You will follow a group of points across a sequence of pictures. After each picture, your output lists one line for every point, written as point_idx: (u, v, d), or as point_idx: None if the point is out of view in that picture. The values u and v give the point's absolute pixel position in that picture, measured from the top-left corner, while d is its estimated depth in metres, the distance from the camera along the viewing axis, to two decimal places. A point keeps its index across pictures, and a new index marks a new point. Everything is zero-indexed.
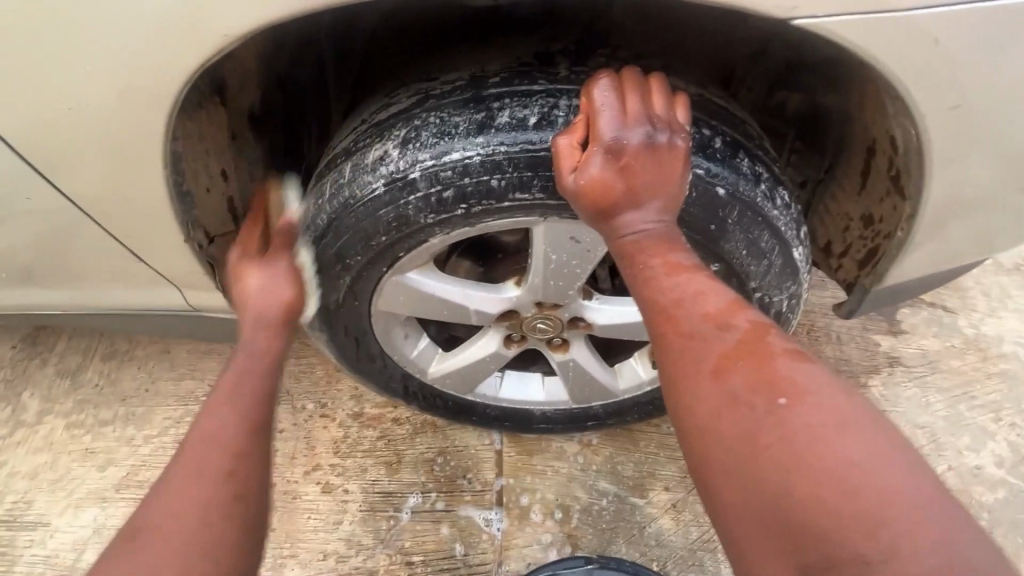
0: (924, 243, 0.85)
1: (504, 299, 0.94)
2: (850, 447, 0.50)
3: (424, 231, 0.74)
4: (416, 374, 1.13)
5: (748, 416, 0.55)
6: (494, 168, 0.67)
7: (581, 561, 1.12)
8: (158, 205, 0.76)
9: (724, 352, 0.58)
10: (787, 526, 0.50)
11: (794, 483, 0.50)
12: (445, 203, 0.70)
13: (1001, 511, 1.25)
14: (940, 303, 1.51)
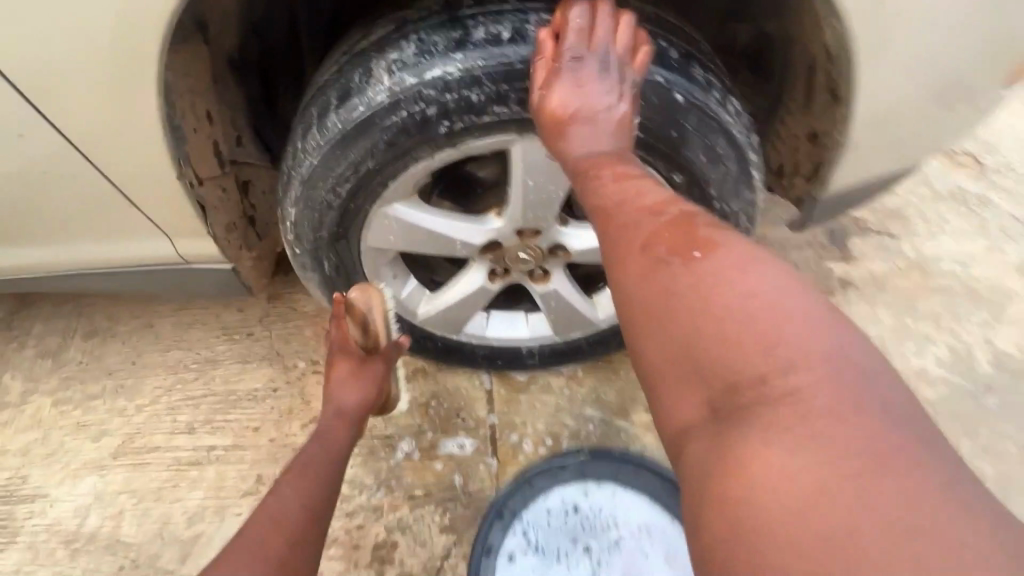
0: (858, 149, 0.94)
1: (487, 230, 1.00)
2: (760, 291, 0.55)
3: (411, 152, 0.79)
4: (406, 316, 1.19)
5: (696, 304, 0.57)
6: (472, 83, 0.73)
7: (573, 457, 1.26)
8: (151, 143, 0.80)
9: (657, 229, 0.63)
10: (700, 368, 0.56)
11: (731, 356, 0.54)
12: (427, 122, 0.75)
13: (935, 406, 1.35)
14: (885, 229, 1.64)
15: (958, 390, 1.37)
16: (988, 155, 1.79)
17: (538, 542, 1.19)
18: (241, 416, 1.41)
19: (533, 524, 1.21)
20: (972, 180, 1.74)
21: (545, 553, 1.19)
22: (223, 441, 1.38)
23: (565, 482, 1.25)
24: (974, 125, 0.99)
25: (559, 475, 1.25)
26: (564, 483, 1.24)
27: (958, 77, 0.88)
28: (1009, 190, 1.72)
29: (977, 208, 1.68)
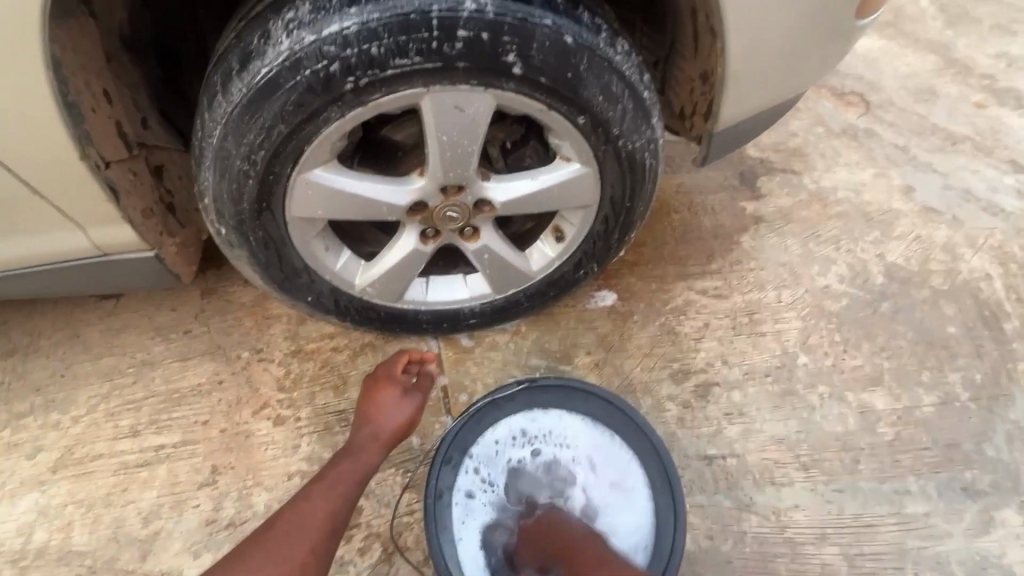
0: (740, 84, 1.04)
1: (411, 190, 1.03)
2: None
3: (322, 111, 0.83)
4: (344, 288, 1.21)
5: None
6: (371, 36, 0.78)
7: (514, 386, 1.27)
8: (48, 121, 0.78)
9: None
10: None
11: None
12: (333, 79, 0.80)
13: (842, 316, 1.48)
14: (788, 168, 1.78)
15: (860, 300, 1.51)
16: (871, 93, 1.97)
17: (495, 473, 1.23)
18: (188, 413, 1.39)
19: (488, 457, 1.24)
20: (858, 117, 1.91)
21: (502, 481, 1.22)
22: (171, 439, 1.35)
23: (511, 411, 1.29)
24: (837, 54, 1.11)
25: (502, 407, 1.27)
26: (510, 412, 1.27)
27: (814, 10, 0.98)
28: (891, 123, 1.90)
29: (865, 140, 1.86)
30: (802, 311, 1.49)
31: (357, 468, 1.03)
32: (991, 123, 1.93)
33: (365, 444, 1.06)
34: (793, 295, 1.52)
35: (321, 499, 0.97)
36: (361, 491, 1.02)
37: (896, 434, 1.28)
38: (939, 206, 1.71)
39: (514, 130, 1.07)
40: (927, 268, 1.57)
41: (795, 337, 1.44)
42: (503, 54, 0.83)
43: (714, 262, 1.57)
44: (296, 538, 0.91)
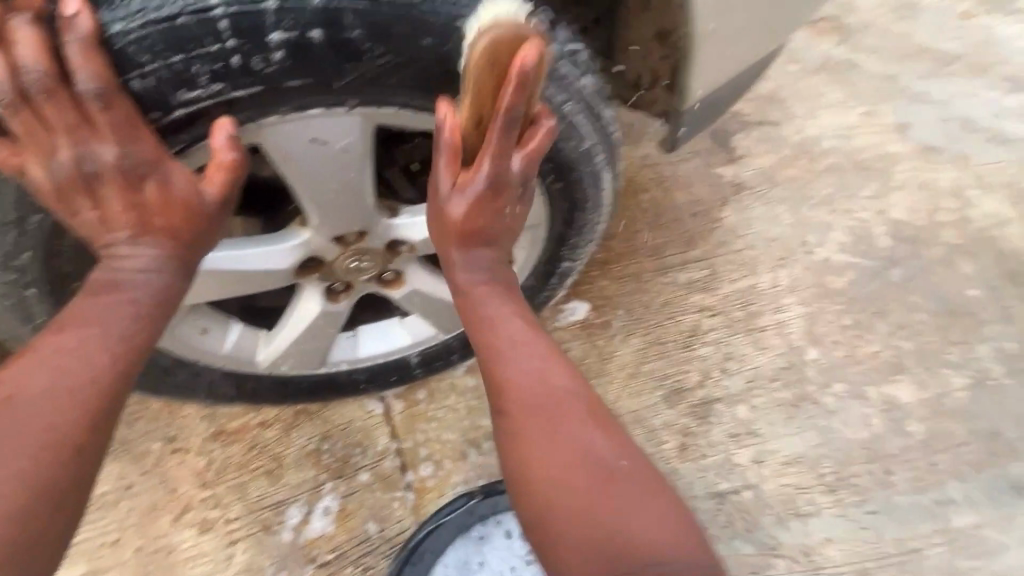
0: (709, 42, 0.79)
1: (292, 248, 0.77)
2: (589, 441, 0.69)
3: (84, 190, 0.58)
4: (243, 369, 0.95)
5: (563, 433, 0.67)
6: (132, 64, 0.54)
7: (464, 499, 1.09)
8: None
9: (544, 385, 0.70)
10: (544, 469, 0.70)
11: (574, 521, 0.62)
12: (83, 144, 0.55)
13: (848, 293, 1.27)
14: (766, 118, 1.52)
15: (867, 270, 1.30)
16: (846, 16, 1.70)
17: None
18: (91, 532, 1.13)
19: None
20: (836, 46, 1.65)
21: None
22: (76, 570, 1.10)
23: (458, 536, 1.08)
24: None
25: (450, 527, 1.07)
26: (456, 533, 1.07)
27: None
28: (873, 49, 1.65)
29: (847, 74, 1.60)
30: (804, 295, 1.28)
31: (47, 395, 0.55)
32: (982, 34, 1.69)
33: (71, 352, 0.57)
34: (790, 275, 1.30)
35: (15, 428, 0.53)
36: (93, 413, 0.56)
37: (928, 430, 1.11)
38: (938, 143, 1.49)
39: (419, 144, 0.81)
40: (936, 221, 1.36)
41: (799, 329, 1.23)
42: (346, 59, 0.58)
43: (696, 247, 1.34)
44: None
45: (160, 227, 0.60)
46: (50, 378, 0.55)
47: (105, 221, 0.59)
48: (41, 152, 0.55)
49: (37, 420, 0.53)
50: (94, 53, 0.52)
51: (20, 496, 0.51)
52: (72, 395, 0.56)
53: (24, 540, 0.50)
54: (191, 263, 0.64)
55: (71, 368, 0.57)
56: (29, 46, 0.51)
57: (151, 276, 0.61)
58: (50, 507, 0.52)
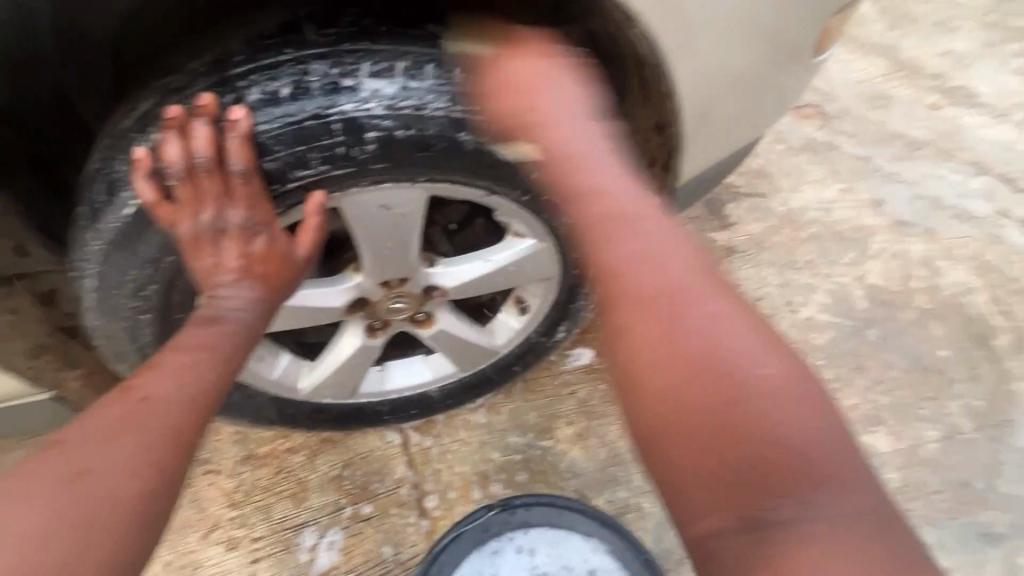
0: (697, 137, 0.95)
1: (346, 289, 0.92)
2: (757, 380, 0.55)
3: (215, 244, 0.75)
4: (287, 395, 1.07)
5: (687, 332, 0.57)
6: (264, 151, 0.71)
7: (484, 511, 1.10)
8: None
9: (663, 280, 0.59)
10: (722, 431, 0.54)
11: (756, 443, 0.53)
12: (220, 209, 0.73)
13: (829, 349, 1.40)
14: (755, 191, 1.70)
15: (846, 329, 1.44)
16: (827, 104, 1.92)
17: None
18: None
19: None
20: (818, 130, 1.86)
21: None
22: None
23: (471, 545, 1.10)
24: (799, 85, 1.01)
25: (466, 537, 1.09)
26: (472, 542, 1.09)
27: (774, 48, 0.89)
28: (851, 133, 1.86)
29: (828, 154, 1.80)
30: (788, 349, 1.40)
31: (173, 400, 0.68)
32: (948, 124, 1.90)
33: (189, 366, 0.71)
34: (776, 331, 1.44)
35: (150, 423, 0.65)
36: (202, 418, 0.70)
37: (904, 478, 1.22)
38: (910, 218, 1.66)
39: (457, 208, 0.97)
40: (909, 287, 1.51)
41: None
42: (419, 149, 0.75)
43: None
44: (96, 483, 0.59)
45: (259, 273, 0.78)
46: (175, 387, 0.69)
47: (215, 268, 0.76)
48: (188, 212, 0.73)
49: (167, 418, 0.66)
50: (245, 144, 0.70)
51: (155, 482, 0.62)
52: (190, 402, 0.69)
53: (155, 519, 0.61)
54: (274, 305, 0.81)
55: (189, 381, 0.70)
56: (204, 142, 0.70)
57: (241, 314, 0.77)
58: (169, 495, 0.64)
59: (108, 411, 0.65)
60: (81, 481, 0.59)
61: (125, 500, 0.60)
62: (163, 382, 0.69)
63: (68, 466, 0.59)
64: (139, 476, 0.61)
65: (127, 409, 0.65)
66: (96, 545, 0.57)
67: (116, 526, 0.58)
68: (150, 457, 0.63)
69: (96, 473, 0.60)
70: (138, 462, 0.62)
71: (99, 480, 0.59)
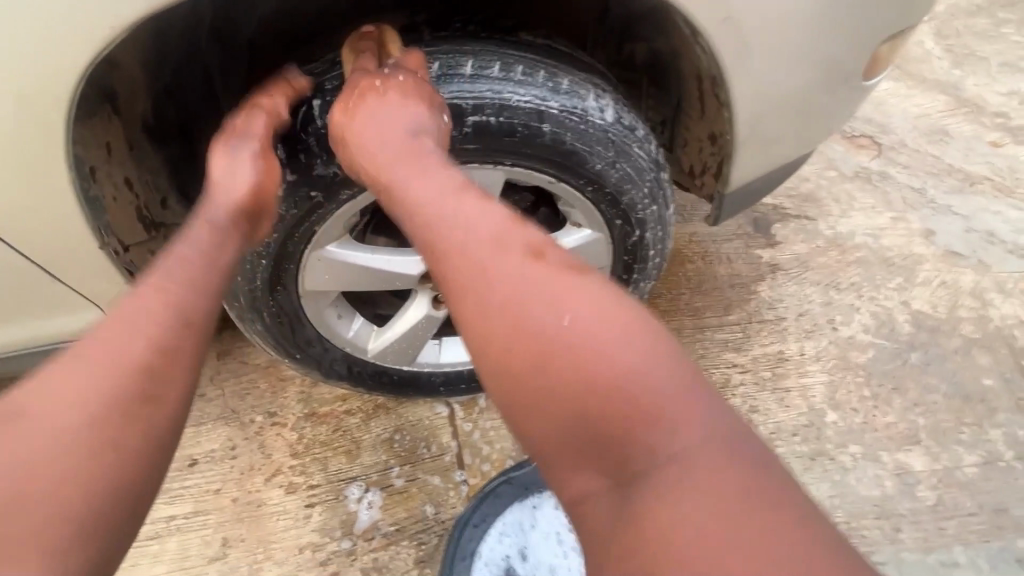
0: (749, 147, 1.04)
1: (422, 259, 1.04)
2: (620, 354, 0.60)
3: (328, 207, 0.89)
4: (356, 354, 1.19)
5: (535, 335, 0.63)
6: None
7: (535, 461, 1.30)
8: (79, 239, 0.82)
9: (513, 283, 0.65)
10: (580, 413, 0.60)
11: (616, 420, 0.58)
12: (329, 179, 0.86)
13: (870, 367, 1.43)
14: (803, 213, 1.74)
15: (887, 350, 1.46)
16: (882, 135, 1.94)
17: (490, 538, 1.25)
18: (200, 480, 1.34)
19: (490, 522, 1.26)
20: (871, 160, 1.89)
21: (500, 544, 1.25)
22: (183, 509, 1.30)
23: (520, 489, 1.30)
24: (850, 107, 1.09)
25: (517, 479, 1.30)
26: (522, 485, 1.29)
27: (829, 70, 0.98)
28: (905, 165, 1.88)
29: (880, 183, 1.83)
30: (824, 365, 1.43)
31: (154, 310, 0.64)
32: (1009, 162, 1.90)
33: (181, 276, 0.69)
34: (817, 346, 1.47)
35: (132, 335, 0.62)
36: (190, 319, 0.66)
37: (938, 498, 1.25)
38: (961, 250, 1.67)
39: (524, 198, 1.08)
40: (956, 316, 1.52)
41: (820, 392, 1.39)
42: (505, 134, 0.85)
43: (733, 313, 1.54)
44: (89, 394, 0.59)
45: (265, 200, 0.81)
46: (161, 299, 0.66)
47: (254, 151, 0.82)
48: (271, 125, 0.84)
49: (153, 332, 0.63)
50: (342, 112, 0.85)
51: (147, 387, 0.61)
52: (177, 310, 0.66)
53: (157, 423, 0.60)
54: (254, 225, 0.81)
55: (176, 297, 0.67)
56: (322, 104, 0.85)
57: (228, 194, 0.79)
58: (169, 398, 0.62)
59: (103, 327, 0.64)
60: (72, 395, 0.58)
61: (124, 408, 0.59)
62: (146, 291, 0.66)
63: (63, 385, 0.59)
64: (131, 385, 0.60)
65: (116, 324, 0.63)
66: (95, 456, 0.56)
67: (123, 446, 0.58)
68: (138, 364, 0.61)
69: (88, 386, 0.59)
70: (127, 380, 0.60)
71: (89, 391, 0.59)
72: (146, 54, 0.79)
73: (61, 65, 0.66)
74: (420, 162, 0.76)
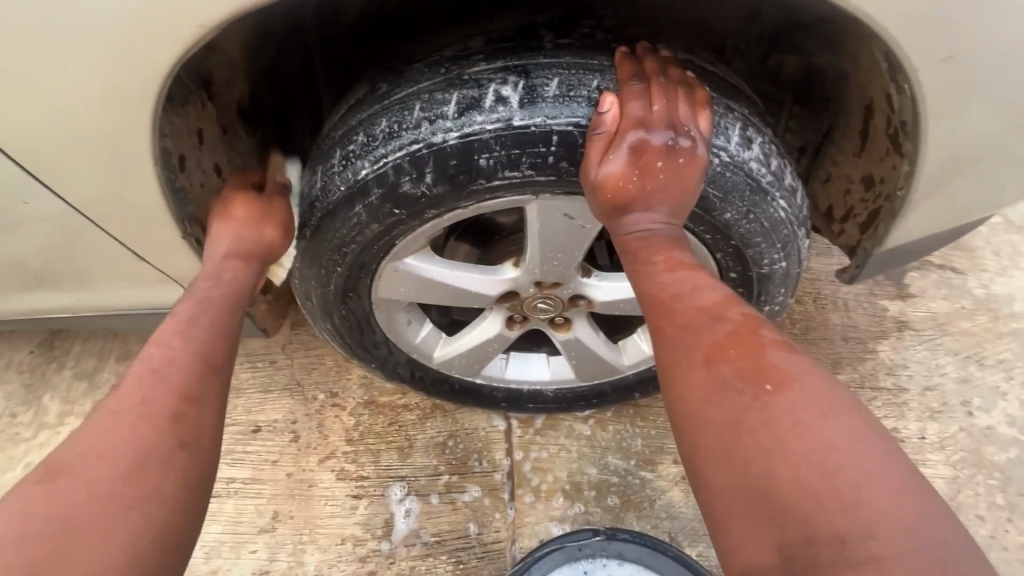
0: (922, 205, 0.84)
1: (503, 280, 0.95)
2: (832, 434, 0.50)
3: (409, 225, 0.80)
4: (421, 360, 1.13)
5: (738, 401, 0.55)
6: (482, 147, 0.70)
7: (589, 533, 1.10)
8: (162, 224, 0.81)
9: (718, 340, 0.59)
10: (768, 503, 0.49)
11: (828, 520, 0.46)
12: (411, 197, 0.75)
13: (1005, 470, 1.22)
14: (950, 264, 1.46)
15: None
16: None
17: None
18: (260, 448, 1.37)
19: None
20: None
21: None
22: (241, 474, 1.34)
23: (571, 562, 1.09)
24: None
25: (567, 552, 1.09)
26: (572, 557, 1.09)
27: None
28: None
29: None
30: (954, 458, 1.23)
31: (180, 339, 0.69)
32: None
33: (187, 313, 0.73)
34: (941, 431, 1.26)
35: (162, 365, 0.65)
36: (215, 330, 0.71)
37: None
38: None
39: None
40: None
41: (940, 489, 1.20)
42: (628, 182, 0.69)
43: (842, 372, 1.33)
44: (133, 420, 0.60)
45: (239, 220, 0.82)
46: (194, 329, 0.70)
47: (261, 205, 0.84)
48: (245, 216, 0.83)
49: (183, 354, 0.67)
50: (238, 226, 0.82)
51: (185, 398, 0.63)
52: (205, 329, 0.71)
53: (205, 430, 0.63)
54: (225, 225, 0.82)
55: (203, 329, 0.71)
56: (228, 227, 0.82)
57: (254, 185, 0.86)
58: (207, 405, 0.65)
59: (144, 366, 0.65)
60: (118, 420, 0.59)
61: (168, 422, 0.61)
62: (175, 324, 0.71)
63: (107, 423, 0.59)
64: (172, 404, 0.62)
65: (153, 362, 0.65)
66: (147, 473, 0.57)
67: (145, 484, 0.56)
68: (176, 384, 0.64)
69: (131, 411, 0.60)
70: (171, 398, 0.62)
71: (131, 419, 0.60)
72: (247, 39, 0.74)
73: (150, 62, 0.63)
74: (651, 197, 0.69)
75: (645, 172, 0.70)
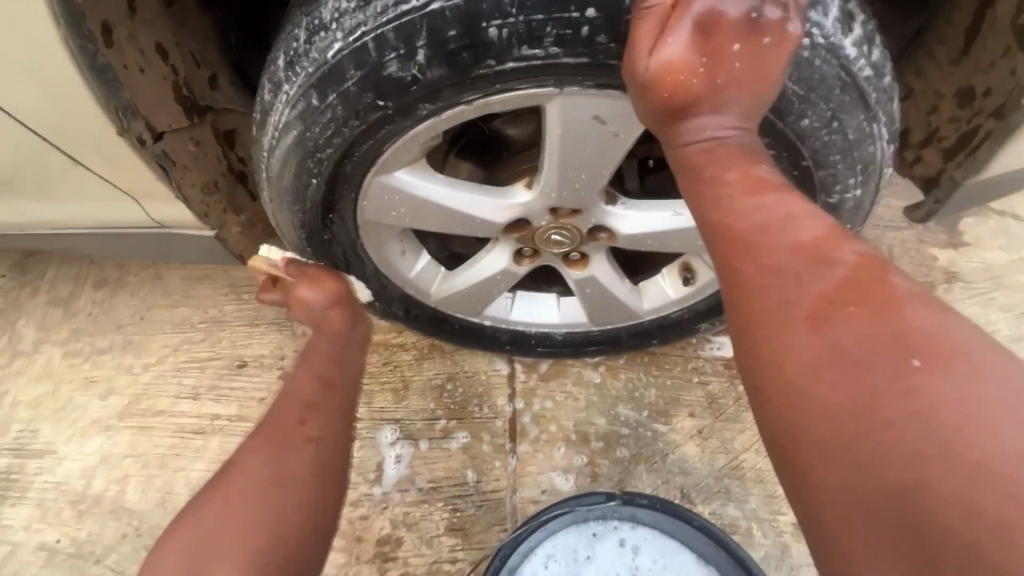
0: None
1: (513, 205, 0.80)
2: (994, 421, 0.42)
3: (399, 122, 0.65)
4: (416, 296, 1.01)
5: (860, 374, 0.47)
6: (493, 11, 0.56)
7: (603, 497, 1.02)
8: (94, 113, 0.67)
9: (830, 294, 0.50)
10: (902, 505, 0.43)
11: (995, 534, 0.39)
12: (401, 82, 0.61)
13: None
14: (1014, 210, 1.29)
15: None
16: None
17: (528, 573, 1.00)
18: (247, 384, 1.28)
19: (534, 554, 1.00)
20: None
21: None
22: (227, 410, 1.26)
23: (578, 521, 1.02)
24: None
25: (575, 512, 1.01)
26: (580, 516, 1.02)
27: None
28: None
29: None
30: None
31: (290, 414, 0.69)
32: None
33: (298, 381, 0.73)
34: None
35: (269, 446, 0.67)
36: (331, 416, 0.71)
37: None
38: None
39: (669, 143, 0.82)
40: None
41: None
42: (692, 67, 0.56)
43: None
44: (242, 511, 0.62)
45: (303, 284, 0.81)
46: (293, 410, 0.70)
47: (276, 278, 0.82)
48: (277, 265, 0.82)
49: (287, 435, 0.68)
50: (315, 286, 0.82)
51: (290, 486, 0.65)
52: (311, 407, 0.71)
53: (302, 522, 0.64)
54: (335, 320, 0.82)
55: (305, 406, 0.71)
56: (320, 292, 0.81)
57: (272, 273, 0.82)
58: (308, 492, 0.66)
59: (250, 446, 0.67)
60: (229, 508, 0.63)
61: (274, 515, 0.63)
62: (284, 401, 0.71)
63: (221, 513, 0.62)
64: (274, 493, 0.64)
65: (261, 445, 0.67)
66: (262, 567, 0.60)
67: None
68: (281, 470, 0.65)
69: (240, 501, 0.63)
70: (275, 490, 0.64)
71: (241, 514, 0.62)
72: None
73: None
74: (720, 93, 0.56)
75: (714, 57, 0.56)
